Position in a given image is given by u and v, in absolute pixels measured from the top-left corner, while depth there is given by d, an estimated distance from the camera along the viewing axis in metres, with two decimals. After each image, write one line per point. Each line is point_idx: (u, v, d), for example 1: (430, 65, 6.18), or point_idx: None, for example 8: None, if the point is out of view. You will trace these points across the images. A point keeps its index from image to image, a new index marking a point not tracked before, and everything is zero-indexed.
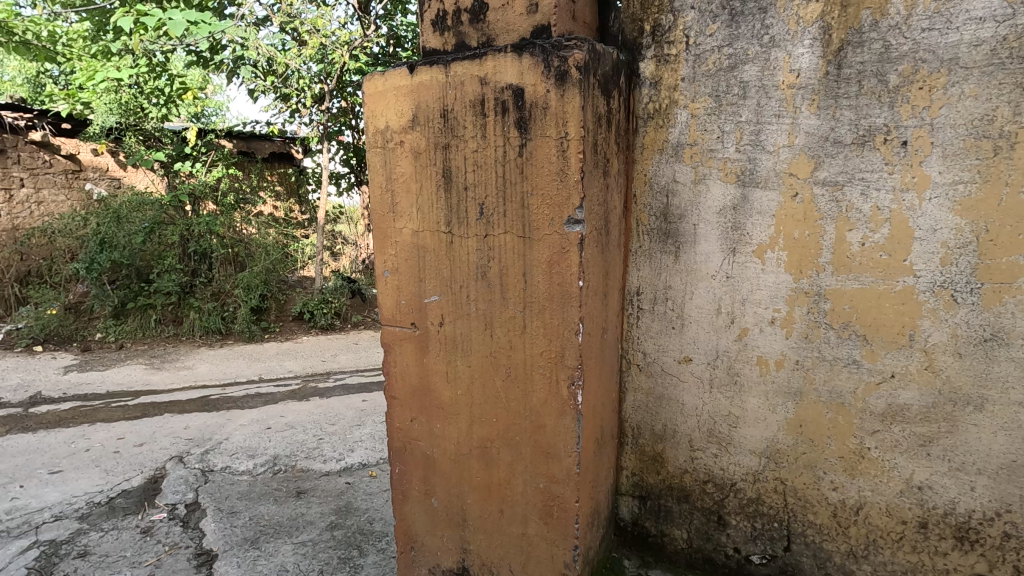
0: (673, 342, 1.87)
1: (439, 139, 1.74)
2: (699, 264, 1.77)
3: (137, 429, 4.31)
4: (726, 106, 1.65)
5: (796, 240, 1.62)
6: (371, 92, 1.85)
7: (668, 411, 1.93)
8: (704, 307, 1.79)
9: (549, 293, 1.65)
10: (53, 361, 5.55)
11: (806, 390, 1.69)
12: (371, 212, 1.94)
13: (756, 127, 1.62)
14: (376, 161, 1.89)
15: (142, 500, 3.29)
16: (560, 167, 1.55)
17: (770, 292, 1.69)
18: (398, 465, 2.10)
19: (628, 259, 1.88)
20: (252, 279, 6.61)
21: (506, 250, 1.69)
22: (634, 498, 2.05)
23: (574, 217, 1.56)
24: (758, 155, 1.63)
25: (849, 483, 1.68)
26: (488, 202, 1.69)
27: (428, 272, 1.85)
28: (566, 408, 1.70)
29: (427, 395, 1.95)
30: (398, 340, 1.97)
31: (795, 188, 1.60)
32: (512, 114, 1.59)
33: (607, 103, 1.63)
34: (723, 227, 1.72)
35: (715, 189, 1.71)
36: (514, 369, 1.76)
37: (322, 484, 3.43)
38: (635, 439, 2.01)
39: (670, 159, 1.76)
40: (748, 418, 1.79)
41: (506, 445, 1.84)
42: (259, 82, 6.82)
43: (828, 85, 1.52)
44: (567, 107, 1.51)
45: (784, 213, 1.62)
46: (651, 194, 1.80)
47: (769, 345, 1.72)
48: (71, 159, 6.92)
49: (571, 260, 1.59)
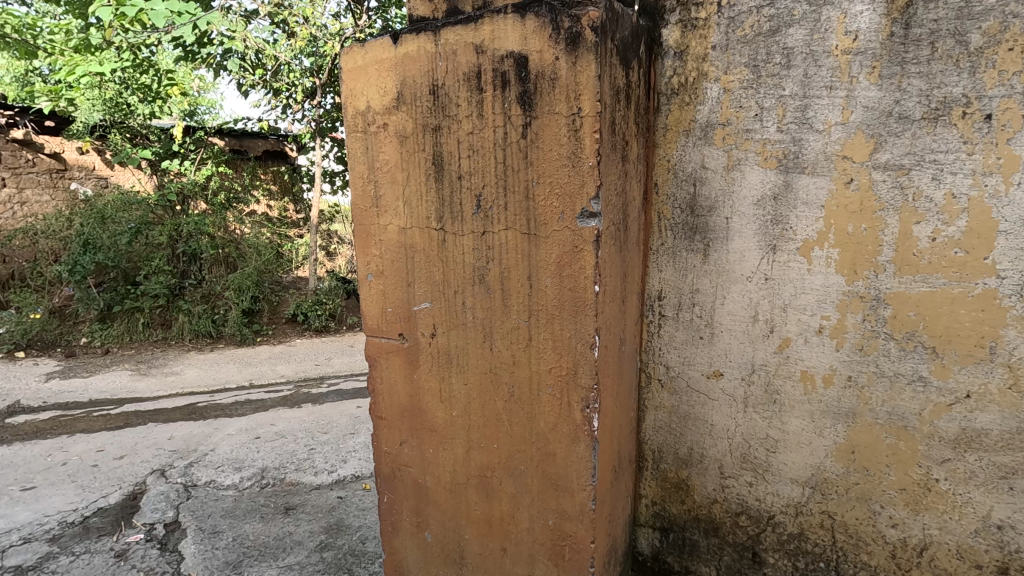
0: (701, 354, 1.62)
1: (428, 121, 1.48)
2: (732, 263, 1.53)
3: (118, 440, 4.05)
4: (765, 78, 1.40)
5: (850, 236, 1.37)
6: (350, 68, 1.60)
7: (695, 433, 1.68)
8: (738, 314, 1.55)
9: (558, 301, 1.40)
10: (35, 367, 5.29)
11: (861, 410, 1.44)
12: (353, 207, 1.69)
13: (802, 102, 1.37)
14: (357, 147, 1.64)
15: (118, 519, 3.04)
16: (572, 150, 1.31)
17: (816, 296, 1.44)
18: (386, 493, 1.85)
19: (648, 259, 1.64)
20: (244, 280, 6.32)
21: (508, 249, 1.43)
22: (655, 530, 1.80)
23: (588, 210, 1.31)
24: (805, 134, 1.38)
25: (911, 519, 1.43)
26: (486, 192, 1.43)
27: (417, 275, 1.60)
28: (579, 435, 1.45)
29: (419, 416, 1.70)
30: (384, 353, 1.72)
31: (850, 175, 1.35)
32: (513, 87, 1.34)
33: (626, 76, 1.38)
34: (761, 221, 1.47)
35: (752, 176, 1.46)
36: (518, 389, 1.51)
37: (312, 499, 3.18)
38: (656, 463, 1.77)
39: (697, 142, 1.51)
40: (789, 443, 1.55)
41: (508, 474, 1.59)
42: (247, 77, 6.50)
43: (893, 48, 1.27)
44: (580, 78, 1.26)
45: (835, 203, 1.37)
46: (675, 183, 1.56)
47: (816, 358, 1.47)
48: (55, 157, 6.62)
49: (585, 260, 1.34)
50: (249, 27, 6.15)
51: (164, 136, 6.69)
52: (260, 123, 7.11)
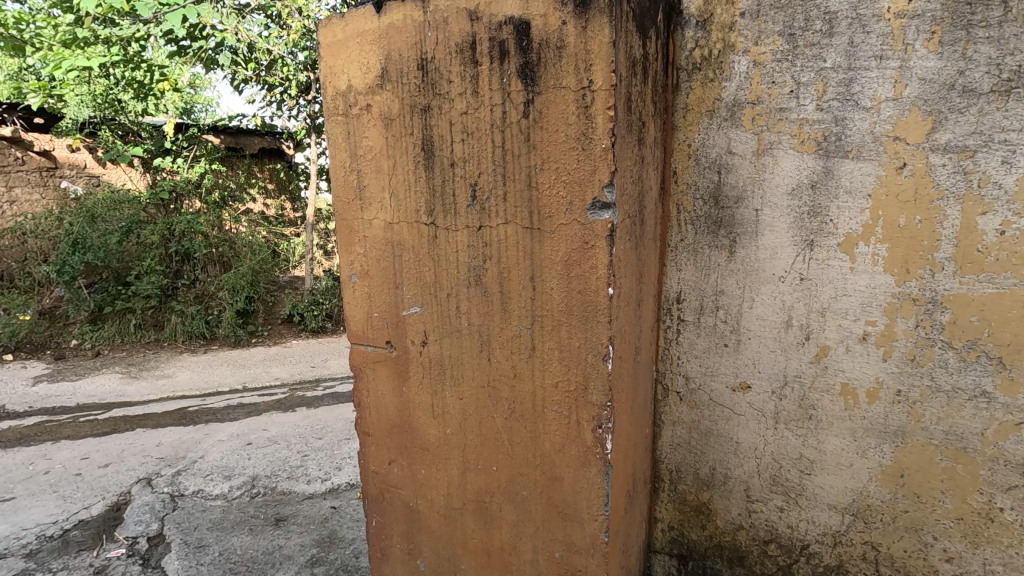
0: (726, 364, 1.44)
1: (417, 100, 1.30)
2: (763, 261, 1.34)
3: (104, 448, 3.85)
4: (802, 48, 1.22)
5: (901, 229, 1.19)
6: (329, 42, 1.42)
7: (718, 452, 1.50)
8: (768, 319, 1.37)
9: (566, 305, 1.22)
10: (23, 370, 5.03)
11: (913, 429, 1.26)
12: (334, 200, 1.51)
13: (846, 75, 1.19)
14: (338, 133, 1.46)
15: (99, 533, 2.84)
16: (582, 131, 1.12)
17: (860, 299, 1.26)
18: (374, 516, 1.67)
19: (665, 257, 1.45)
20: (238, 279, 6.05)
21: (508, 245, 1.25)
22: (672, 557, 1.62)
23: (600, 201, 1.14)
24: (849, 112, 1.20)
25: (970, 553, 1.25)
26: (482, 180, 1.25)
27: (405, 276, 1.42)
28: (589, 458, 1.27)
29: (410, 434, 1.53)
30: (371, 363, 1.54)
31: (902, 159, 1.17)
32: (513, 58, 1.16)
33: (643, 46, 1.20)
34: (796, 214, 1.29)
35: (787, 162, 1.28)
36: (520, 405, 1.33)
37: (304, 509, 2.97)
38: (673, 484, 1.58)
39: (723, 124, 1.32)
40: (827, 464, 1.37)
41: (508, 499, 1.41)
42: (239, 72, 6.06)
43: (957, 9, 1.08)
44: (592, 45, 1.08)
45: (884, 191, 1.19)
46: (696, 171, 1.37)
47: (858, 370, 1.29)
48: (45, 155, 6.06)
49: (597, 258, 1.16)
50: (241, 20, 5.79)
51: (157, 133, 6.28)
52: (254, 120, 6.75)
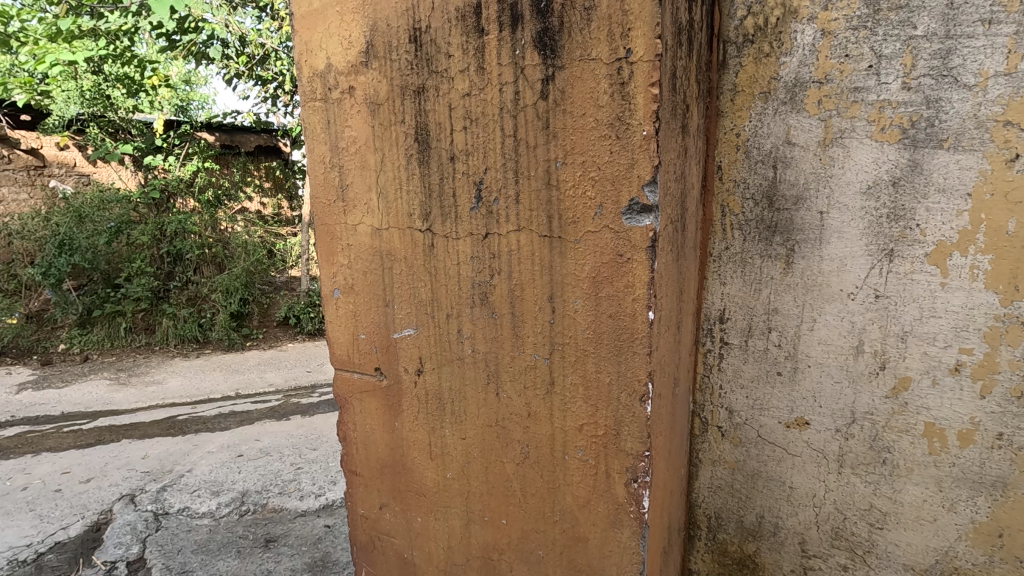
0: (779, 396, 1.21)
1: (409, 80, 1.07)
2: (828, 274, 1.11)
3: (86, 461, 3.50)
4: (886, 14, 0.99)
5: (1010, 237, 0.96)
6: (303, 12, 1.17)
7: (767, 498, 1.27)
8: (833, 344, 1.14)
9: (594, 332, 0.99)
10: (8, 377, 4.75)
11: (1017, 480, 1.03)
12: (313, 202, 1.27)
13: (943, 45, 0.96)
14: (315, 121, 1.22)
15: (76, 556, 2.48)
16: (617, 114, 0.89)
17: (951, 322, 1.03)
18: (363, 566, 1.43)
19: (705, 268, 1.22)
20: (231, 281, 5.72)
21: (521, 257, 1.02)
22: None
23: (639, 203, 0.91)
24: (945, 92, 0.97)
25: None
26: (488, 177, 1.02)
27: (397, 292, 1.18)
28: (621, 518, 1.04)
29: (404, 476, 1.29)
30: (357, 393, 1.30)
31: (1015, 149, 0.94)
32: (528, 25, 0.93)
33: (688, 10, 0.97)
34: (872, 217, 1.06)
35: (861, 154, 1.05)
36: (535, 450, 1.10)
37: (296, 529, 2.64)
38: (712, 533, 1.35)
39: (781, 108, 1.09)
40: (904, 518, 1.14)
41: (519, 556, 1.18)
42: (231, 66, 5.74)
43: None
44: (631, 5, 0.85)
45: (988, 190, 0.96)
46: (747, 166, 1.14)
47: (947, 408, 1.06)
48: (33, 154, 5.77)
49: (634, 274, 0.93)
50: (232, 13, 5.41)
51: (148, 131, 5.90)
52: (248, 116, 6.45)
